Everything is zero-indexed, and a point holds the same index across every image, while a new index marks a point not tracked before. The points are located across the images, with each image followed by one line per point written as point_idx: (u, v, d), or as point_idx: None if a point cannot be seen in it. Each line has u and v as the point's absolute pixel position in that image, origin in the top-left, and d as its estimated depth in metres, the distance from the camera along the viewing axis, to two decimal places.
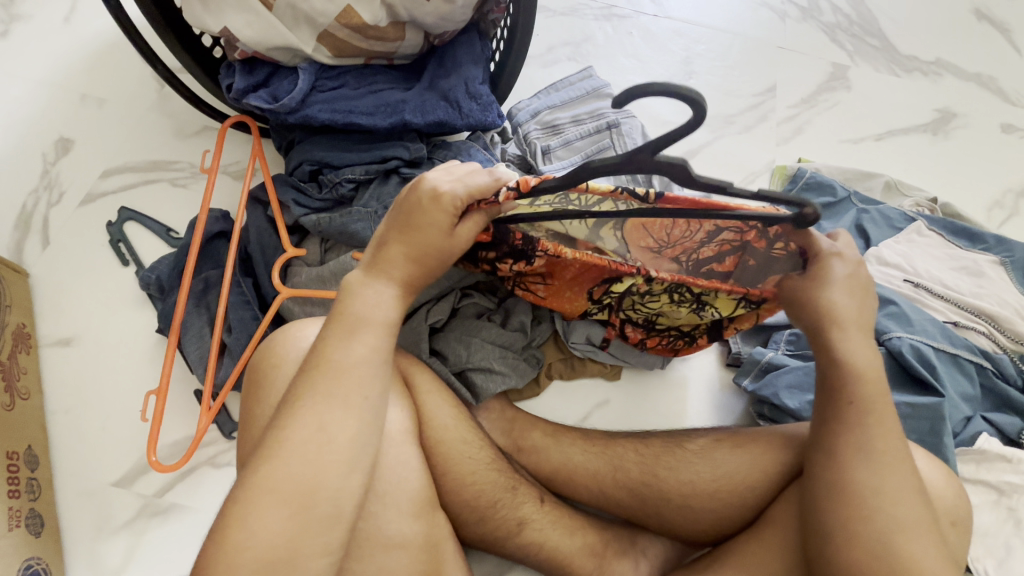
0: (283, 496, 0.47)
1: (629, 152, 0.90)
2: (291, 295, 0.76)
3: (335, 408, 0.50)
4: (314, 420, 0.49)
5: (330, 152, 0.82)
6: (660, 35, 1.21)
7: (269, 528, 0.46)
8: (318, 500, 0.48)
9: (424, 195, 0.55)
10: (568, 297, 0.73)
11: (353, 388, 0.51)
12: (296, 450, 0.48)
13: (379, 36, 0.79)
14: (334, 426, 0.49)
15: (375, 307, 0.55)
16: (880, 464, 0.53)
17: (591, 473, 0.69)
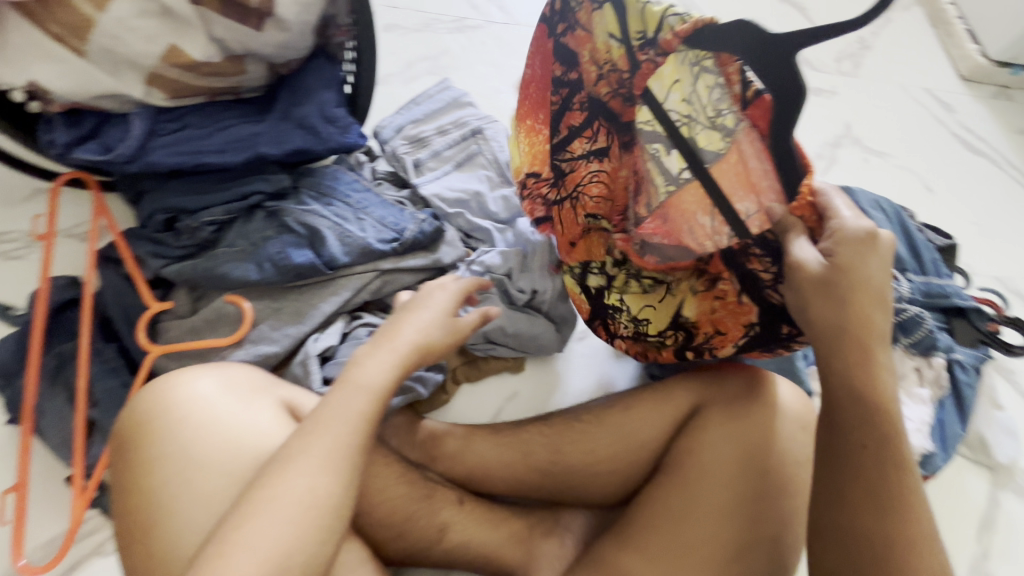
0: (252, 561, 0.46)
1: (497, 155, 0.98)
2: (163, 352, 0.72)
3: (316, 466, 0.51)
4: (297, 473, 0.50)
5: (184, 197, 0.78)
6: (512, 42, 1.29)
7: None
8: (290, 563, 0.47)
9: (432, 285, 0.65)
10: (596, 245, 0.81)
11: (331, 440, 0.52)
12: (268, 513, 0.48)
13: (215, 72, 0.76)
14: (309, 489, 0.50)
15: (366, 373, 0.57)
16: (871, 462, 0.55)
17: (505, 466, 0.71)
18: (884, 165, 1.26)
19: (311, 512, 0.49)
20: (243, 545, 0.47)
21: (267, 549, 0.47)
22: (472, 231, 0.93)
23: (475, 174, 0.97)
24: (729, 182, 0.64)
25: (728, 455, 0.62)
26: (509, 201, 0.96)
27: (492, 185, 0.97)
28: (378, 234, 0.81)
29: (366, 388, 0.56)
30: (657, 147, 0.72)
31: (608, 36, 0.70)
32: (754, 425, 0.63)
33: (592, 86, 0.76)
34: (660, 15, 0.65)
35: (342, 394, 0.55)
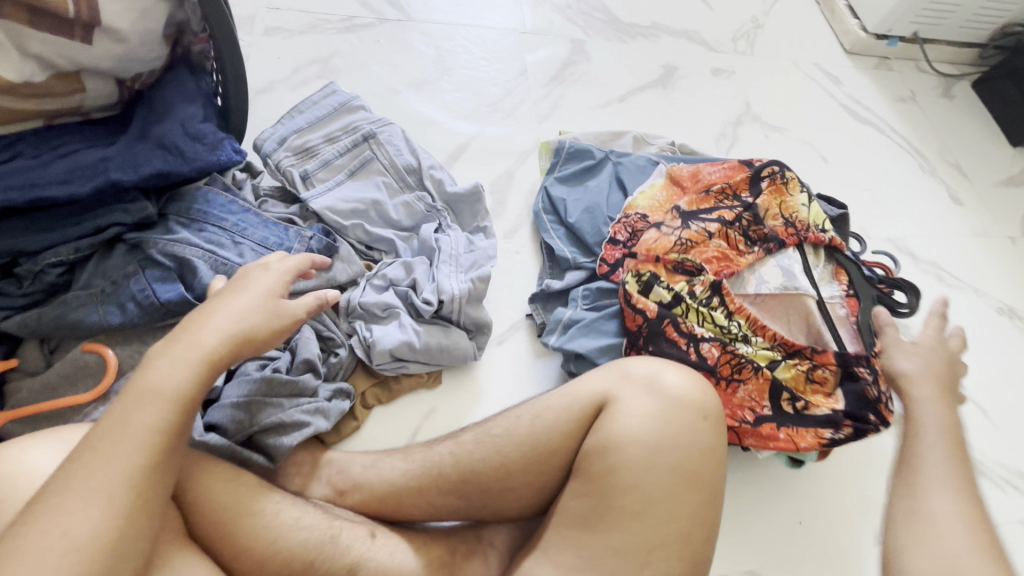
0: None
1: (393, 159, 0.93)
2: (11, 418, 0.64)
3: (84, 499, 0.47)
4: (68, 511, 0.46)
5: (20, 237, 0.68)
6: (409, 40, 1.24)
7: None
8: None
9: (253, 268, 0.66)
10: (671, 277, 0.86)
11: (110, 475, 0.49)
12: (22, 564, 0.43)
13: (44, 92, 0.67)
14: (72, 525, 0.46)
15: (160, 378, 0.53)
16: (953, 445, 0.59)
17: (417, 492, 0.67)
18: (784, 139, 1.30)
19: (77, 556, 0.45)
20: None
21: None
22: (374, 242, 0.88)
23: (371, 182, 0.91)
24: (798, 324, 0.86)
25: (637, 453, 0.60)
26: (412, 207, 0.91)
27: (391, 192, 0.92)
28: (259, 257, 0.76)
29: (159, 395, 0.53)
30: (790, 262, 0.89)
31: (804, 208, 0.93)
32: (659, 420, 0.62)
33: (755, 204, 0.93)
34: (822, 220, 0.93)
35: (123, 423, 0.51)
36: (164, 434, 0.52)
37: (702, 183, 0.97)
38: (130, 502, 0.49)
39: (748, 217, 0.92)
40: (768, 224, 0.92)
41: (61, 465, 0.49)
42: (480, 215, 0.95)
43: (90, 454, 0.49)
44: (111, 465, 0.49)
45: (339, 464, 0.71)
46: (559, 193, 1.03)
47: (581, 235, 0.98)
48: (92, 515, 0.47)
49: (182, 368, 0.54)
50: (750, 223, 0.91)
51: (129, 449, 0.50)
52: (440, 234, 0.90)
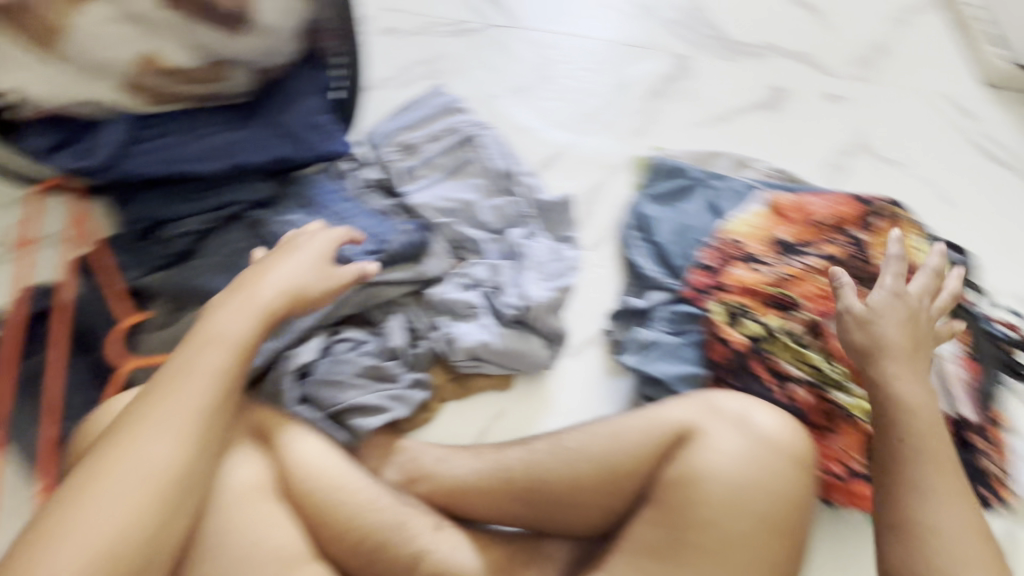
0: (82, 532, 0.47)
1: (489, 163, 0.95)
2: (136, 366, 0.71)
3: (155, 429, 0.52)
4: (141, 439, 0.52)
5: (161, 205, 0.77)
6: (513, 47, 1.26)
7: (66, 568, 0.46)
8: (117, 534, 0.48)
9: (304, 230, 0.71)
10: (765, 309, 0.85)
11: (173, 411, 0.53)
12: (107, 481, 0.49)
13: (199, 78, 0.75)
14: (147, 450, 0.51)
15: (220, 327, 0.59)
16: (951, 465, 0.59)
17: (484, 491, 0.69)
18: (899, 175, 1.21)
19: (153, 478, 0.51)
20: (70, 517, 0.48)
21: (98, 520, 0.48)
22: (461, 241, 0.89)
23: (466, 183, 0.94)
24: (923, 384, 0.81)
25: (719, 487, 0.58)
26: (503, 211, 0.92)
27: (484, 194, 0.93)
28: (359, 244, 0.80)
29: (221, 341, 0.58)
30: None
31: (919, 256, 0.90)
32: (736, 447, 0.60)
33: (864, 247, 0.91)
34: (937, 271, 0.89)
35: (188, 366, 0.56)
36: (225, 375, 0.57)
37: (810, 216, 0.94)
38: (194, 435, 0.54)
39: (855, 257, 0.90)
40: (879, 267, 0.89)
41: (138, 397, 0.55)
42: (567, 225, 0.95)
43: (159, 387, 0.54)
44: (178, 400, 0.54)
45: (413, 453, 0.73)
46: (651, 210, 1.02)
47: (668, 255, 0.95)
48: (160, 446, 0.52)
49: (242, 316, 0.60)
50: (855, 263, 0.89)
51: (193, 385, 0.55)
52: (528, 240, 0.91)
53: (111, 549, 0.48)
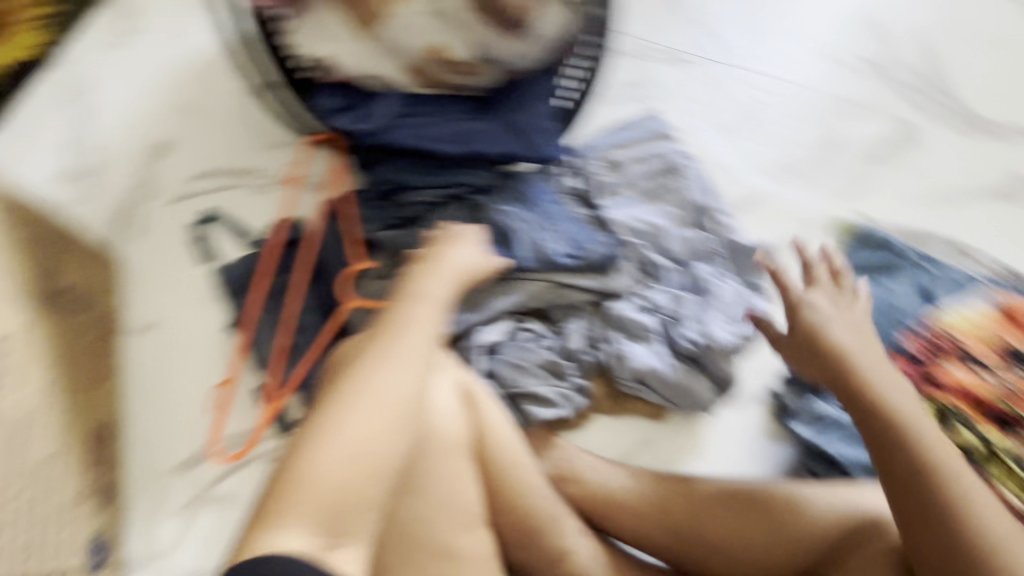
0: (344, 447, 0.47)
1: (687, 196, 0.95)
2: (356, 305, 0.82)
3: (397, 361, 0.53)
4: (386, 369, 0.52)
5: (405, 172, 0.88)
6: (725, 82, 1.24)
7: (337, 472, 0.47)
8: (372, 448, 0.48)
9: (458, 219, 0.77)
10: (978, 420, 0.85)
11: (414, 341, 0.55)
12: (359, 402, 0.50)
13: (465, 71, 0.84)
14: (392, 380, 0.52)
15: (431, 287, 0.63)
16: None
17: (634, 510, 0.73)
18: None
19: (395, 409, 0.51)
20: (337, 428, 0.48)
21: (359, 434, 0.48)
22: (646, 265, 0.88)
23: (662, 210, 0.94)
24: None
25: None
26: (693, 245, 0.91)
27: (676, 223, 0.93)
28: (561, 245, 0.83)
29: (438, 298, 0.62)
30: None
31: None
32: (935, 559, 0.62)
33: None
34: None
35: (416, 307, 0.59)
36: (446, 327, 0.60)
37: None
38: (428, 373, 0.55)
39: None
40: None
41: (371, 334, 0.57)
42: (757, 272, 0.92)
43: (394, 325, 0.57)
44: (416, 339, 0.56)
45: (567, 453, 0.76)
46: (853, 280, 0.98)
47: None
48: (406, 373, 0.53)
49: (448, 279, 0.66)
50: None
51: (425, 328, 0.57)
52: (718, 278, 0.89)
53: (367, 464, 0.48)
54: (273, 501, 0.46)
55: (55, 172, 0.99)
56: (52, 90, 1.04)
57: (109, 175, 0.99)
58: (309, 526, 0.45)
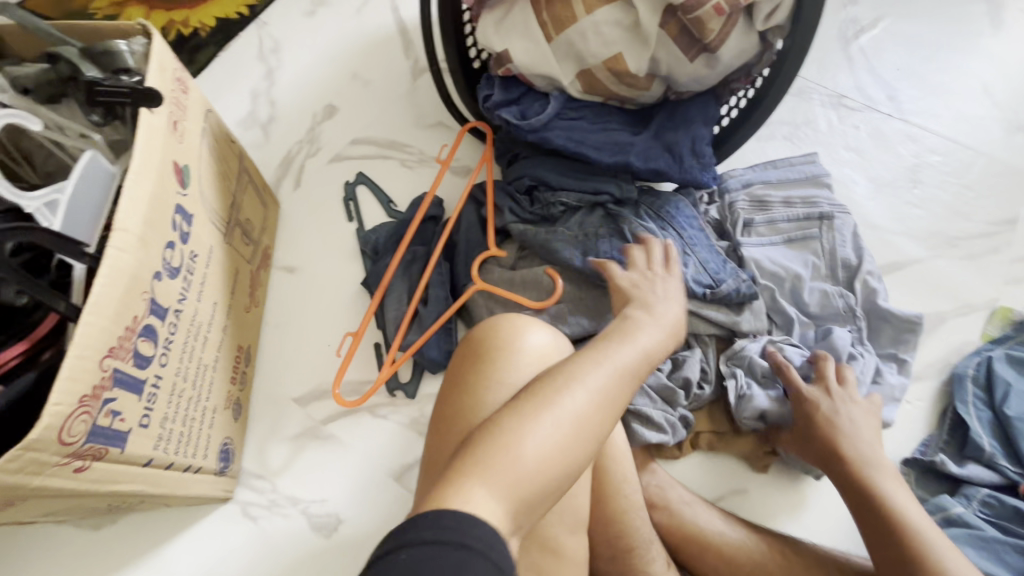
0: (541, 442, 0.47)
1: (835, 249, 0.89)
2: (482, 289, 0.85)
3: (604, 390, 0.52)
4: (591, 390, 0.51)
5: (551, 173, 0.88)
6: (891, 136, 1.16)
7: (531, 466, 0.46)
8: (569, 457, 0.48)
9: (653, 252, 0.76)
10: None
11: (621, 375, 0.55)
12: (563, 410, 0.49)
13: (631, 83, 0.83)
14: (596, 406, 0.51)
15: (642, 333, 0.62)
16: None
17: (727, 559, 0.69)
18: None
19: (591, 435, 0.50)
20: (545, 422, 0.48)
21: (564, 439, 0.48)
22: (775, 311, 0.86)
23: (801, 257, 0.89)
24: None
25: None
26: (828, 299, 0.86)
27: (815, 274, 0.88)
28: (696, 274, 0.82)
29: (645, 346, 0.60)
30: None
31: None
32: None
33: None
34: None
35: (625, 343, 0.59)
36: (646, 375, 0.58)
37: None
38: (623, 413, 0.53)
39: None
40: None
41: (580, 352, 0.57)
42: (903, 345, 0.86)
43: (607, 355, 0.56)
44: (624, 376, 0.55)
45: (661, 481, 0.74)
46: (1013, 373, 0.84)
47: (1017, 437, 0.79)
48: (607, 404, 0.52)
49: (659, 331, 0.64)
50: None
51: (631, 368, 0.56)
52: (855, 351, 0.83)
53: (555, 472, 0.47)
54: (464, 463, 0.45)
55: (241, 117, 1.12)
56: (253, 46, 1.18)
57: (284, 128, 1.10)
58: (491, 504, 0.44)
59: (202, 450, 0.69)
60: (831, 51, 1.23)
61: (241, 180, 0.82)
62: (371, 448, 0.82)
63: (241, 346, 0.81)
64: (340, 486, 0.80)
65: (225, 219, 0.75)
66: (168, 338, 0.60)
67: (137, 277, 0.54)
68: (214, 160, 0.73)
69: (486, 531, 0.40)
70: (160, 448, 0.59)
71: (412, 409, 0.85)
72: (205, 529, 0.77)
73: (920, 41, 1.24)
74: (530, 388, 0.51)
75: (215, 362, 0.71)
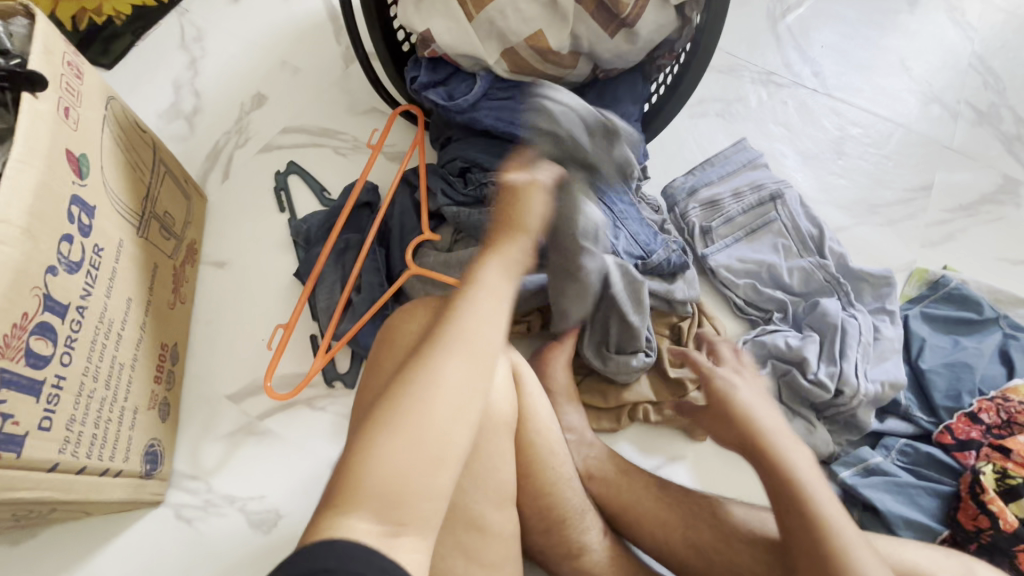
0: (405, 436, 0.44)
1: (798, 223, 0.93)
2: (417, 273, 0.84)
3: (460, 356, 0.48)
4: (449, 365, 0.47)
5: (482, 153, 0.87)
6: (817, 111, 1.20)
7: (398, 465, 0.43)
8: (435, 447, 0.45)
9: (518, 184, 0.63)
10: None
11: (482, 339, 0.49)
12: (420, 397, 0.46)
13: (555, 61, 0.82)
14: (457, 382, 0.47)
15: (494, 277, 0.54)
16: None
17: (662, 524, 0.71)
18: None
19: (458, 409, 0.47)
20: (405, 422, 0.45)
21: (427, 424, 0.45)
22: (759, 303, 0.91)
23: (768, 242, 0.93)
24: None
25: None
26: (809, 275, 0.90)
27: (787, 255, 0.92)
28: (628, 247, 0.84)
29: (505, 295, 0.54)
30: None
31: None
32: None
33: None
34: None
35: (483, 296, 0.52)
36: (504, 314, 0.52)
37: None
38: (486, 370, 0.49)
39: None
40: None
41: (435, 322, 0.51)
42: (887, 299, 0.89)
43: (456, 318, 0.50)
44: (483, 335, 0.50)
45: (599, 452, 0.75)
46: (924, 329, 0.89)
47: (930, 388, 0.83)
48: (468, 370, 0.48)
49: (521, 267, 0.57)
50: None
51: (489, 322, 0.50)
52: (850, 318, 0.86)
53: (428, 460, 0.45)
54: (332, 491, 0.43)
55: (164, 109, 1.07)
56: (174, 35, 1.12)
57: (210, 118, 1.06)
58: (365, 518, 0.42)
59: (122, 453, 0.66)
60: (760, 29, 1.27)
61: (156, 171, 0.79)
62: (308, 442, 0.81)
63: (166, 344, 0.77)
64: (277, 480, 0.78)
65: (137, 212, 0.72)
66: (71, 337, 0.57)
67: (24, 271, 0.51)
68: (120, 150, 0.70)
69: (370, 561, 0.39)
70: (67, 451, 0.56)
71: (350, 398, 0.83)
72: (134, 536, 0.74)
73: (843, 19, 1.28)
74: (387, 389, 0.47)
75: (132, 362, 0.68)
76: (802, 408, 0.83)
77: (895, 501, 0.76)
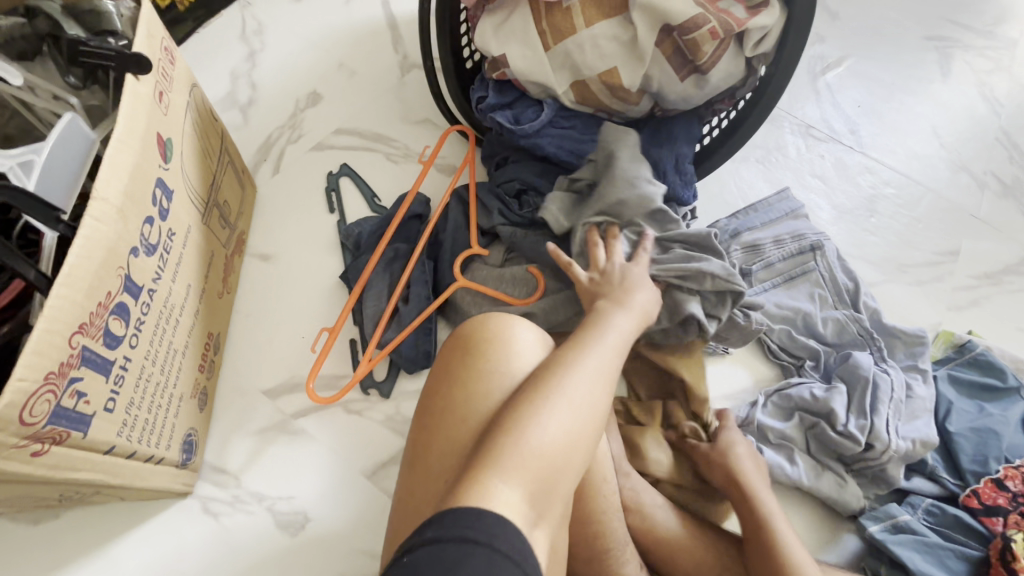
0: (554, 420, 0.49)
1: (835, 276, 0.95)
2: (465, 286, 0.86)
3: (593, 368, 0.55)
4: (586, 371, 0.54)
5: (540, 179, 0.89)
6: (852, 168, 1.23)
7: (547, 448, 0.48)
8: (578, 444, 0.50)
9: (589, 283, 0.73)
10: None
11: (611, 360, 0.57)
12: (566, 392, 0.51)
13: (623, 97, 0.84)
14: (591, 387, 0.53)
15: (622, 324, 0.64)
16: None
17: (696, 560, 0.72)
18: None
19: (592, 411, 0.52)
20: (554, 410, 0.50)
21: (570, 419, 0.50)
22: (792, 349, 0.93)
23: (805, 290, 0.94)
24: None
25: None
26: (843, 327, 0.92)
27: (821, 305, 0.94)
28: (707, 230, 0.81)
29: (625, 336, 0.62)
30: None
31: None
32: None
33: None
34: None
35: (602, 330, 0.61)
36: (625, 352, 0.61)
37: None
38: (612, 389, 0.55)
39: None
40: None
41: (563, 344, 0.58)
42: (921, 357, 0.90)
43: (583, 340, 0.58)
44: (605, 355, 0.57)
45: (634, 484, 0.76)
46: (952, 393, 0.90)
47: (956, 451, 0.85)
48: (599, 382, 0.54)
49: (631, 317, 0.66)
50: None
51: (612, 350, 0.58)
52: (881, 370, 0.88)
53: (567, 450, 0.49)
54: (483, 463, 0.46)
55: (220, 98, 1.08)
56: (235, 26, 1.14)
57: (264, 111, 1.07)
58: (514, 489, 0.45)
59: (165, 441, 0.65)
60: (801, 83, 1.31)
61: (221, 160, 0.79)
62: (341, 446, 0.80)
63: (211, 334, 0.77)
64: (309, 484, 0.77)
65: (203, 200, 0.72)
66: (140, 318, 0.57)
67: (114, 250, 0.51)
68: (197, 137, 0.70)
69: (512, 535, 0.41)
70: (123, 436, 0.55)
71: (386, 406, 0.83)
72: (160, 526, 0.73)
73: (879, 82, 1.33)
74: (531, 382, 0.52)
75: (184, 348, 0.68)
76: (831, 462, 0.85)
77: (923, 560, 0.76)
